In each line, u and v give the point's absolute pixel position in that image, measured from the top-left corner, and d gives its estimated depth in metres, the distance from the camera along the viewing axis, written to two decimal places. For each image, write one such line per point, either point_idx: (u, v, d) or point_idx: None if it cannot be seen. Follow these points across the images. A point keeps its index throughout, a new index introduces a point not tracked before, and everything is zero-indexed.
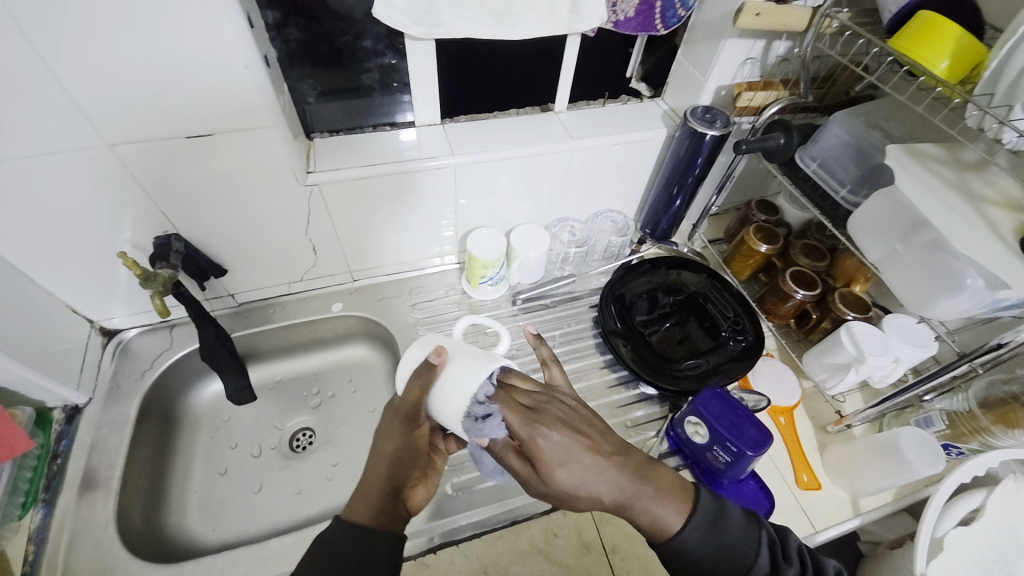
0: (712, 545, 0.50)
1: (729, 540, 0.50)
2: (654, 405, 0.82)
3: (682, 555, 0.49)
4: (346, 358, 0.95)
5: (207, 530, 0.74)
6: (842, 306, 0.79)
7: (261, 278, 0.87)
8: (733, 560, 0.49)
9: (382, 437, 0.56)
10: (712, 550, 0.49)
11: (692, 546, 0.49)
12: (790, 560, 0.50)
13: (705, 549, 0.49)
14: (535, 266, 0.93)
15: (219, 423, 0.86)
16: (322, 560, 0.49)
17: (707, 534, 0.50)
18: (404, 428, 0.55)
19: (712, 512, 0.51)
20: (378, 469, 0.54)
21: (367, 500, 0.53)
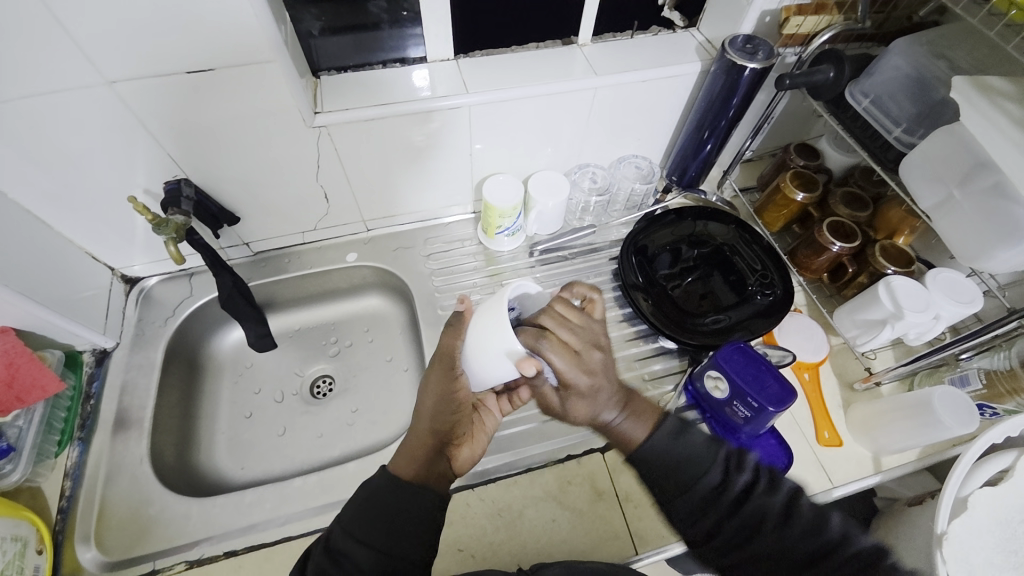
0: (672, 453, 0.52)
1: (687, 450, 0.52)
2: (673, 358, 0.81)
3: (641, 459, 0.53)
4: (362, 308, 0.95)
5: (236, 468, 0.78)
6: (883, 260, 0.74)
7: (274, 227, 0.86)
8: (685, 466, 0.51)
9: (424, 390, 0.59)
10: (665, 458, 0.52)
11: (655, 453, 0.52)
12: (742, 468, 0.51)
13: (660, 455, 0.52)
14: (553, 216, 0.89)
15: (242, 369, 0.88)
16: (368, 512, 0.51)
17: (666, 445, 0.52)
18: (444, 381, 0.58)
19: (674, 429, 0.54)
20: (423, 423, 0.57)
21: (413, 450, 0.55)
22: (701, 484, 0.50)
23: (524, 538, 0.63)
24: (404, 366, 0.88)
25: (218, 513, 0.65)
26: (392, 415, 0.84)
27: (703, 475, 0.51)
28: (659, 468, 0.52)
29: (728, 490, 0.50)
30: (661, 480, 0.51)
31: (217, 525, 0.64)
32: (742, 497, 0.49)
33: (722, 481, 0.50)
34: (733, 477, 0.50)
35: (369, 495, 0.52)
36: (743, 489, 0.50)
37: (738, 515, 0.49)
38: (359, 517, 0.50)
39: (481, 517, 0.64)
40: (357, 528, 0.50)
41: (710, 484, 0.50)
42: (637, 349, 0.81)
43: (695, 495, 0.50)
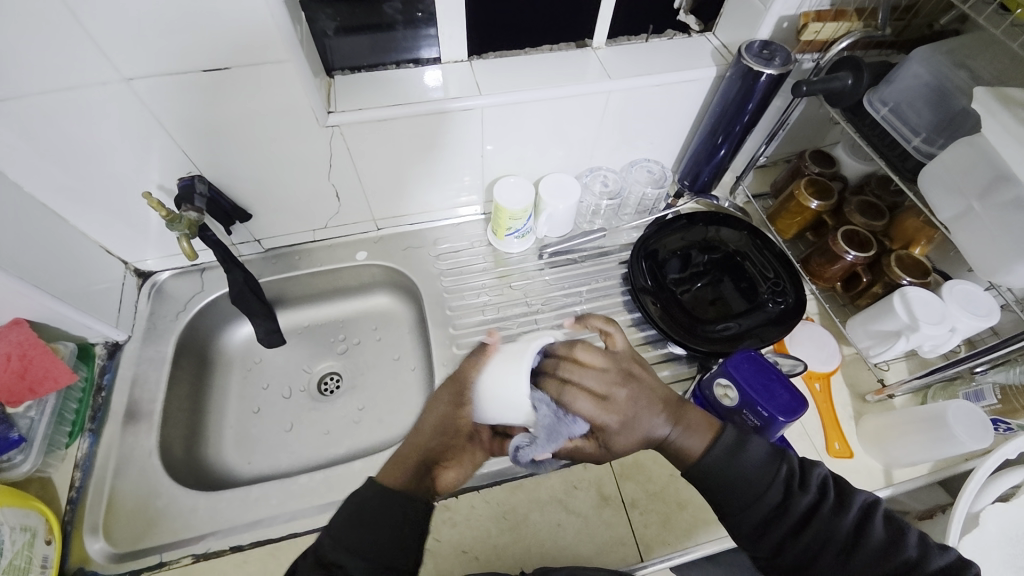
0: (728, 470, 0.50)
1: (747, 470, 0.50)
2: (682, 364, 0.80)
3: (698, 476, 0.51)
4: (371, 306, 0.96)
5: (243, 463, 0.78)
6: (898, 270, 0.73)
7: (285, 224, 0.86)
8: (749, 483, 0.50)
9: (428, 409, 0.57)
10: (726, 476, 0.51)
11: (715, 469, 0.51)
12: (805, 489, 0.50)
13: (723, 473, 0.51)
14: (564, 219, 0.89)
15: (251, 364, 0.89)
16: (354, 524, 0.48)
17: (724, 462, 0.51)
18: (450, 405, 0.56)
19: (732, 443, 0.52)
20: (421, 437, 0.56)
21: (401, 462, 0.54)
22: (763, 503, 0.49)
23: (528, 542, 0.63)
24: (411, 365, 0.89)
25: (225, 508, 0.65)
26: (398, 414, 0.84)
27: (766, 494, 0.49)
28: (718, 489, 0.51)
29: (790, 508, 0.49)
30: (722, 497, 0.51)
31: (224, 519, 0.65)
32: (804, 516, 0.49)
33: (784, 500, 0.49)
34: (796, 494, 0.49)
35: (352, 504, 0.49)
36: (807, 508, 0.49)
37: (803, 533, 0.48)
38: (344, 527, 0.48)
39: (485, 520, 0.64)
40: (342, 539, 0.48)
41: (773, 504, 0.49)
42: (645, 354, 0.81)
43: (755, 514, 0.49)
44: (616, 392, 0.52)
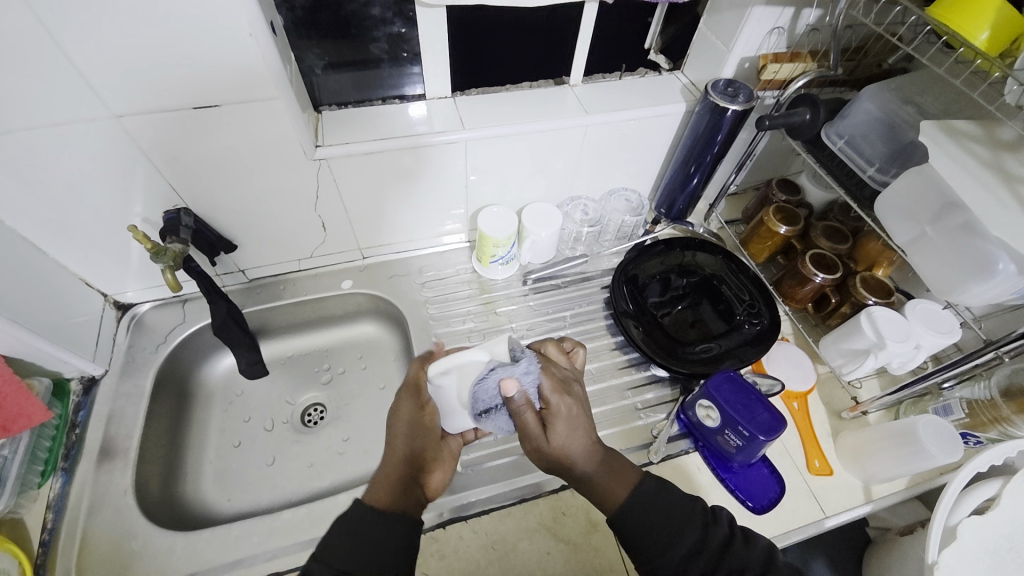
0: (648, 510, 0.52)
1: (661, 511, 0.52)
2: (665, 386, 0.81)
3: (618, 515, 0.52)
4: (356, 335, 0.96)
5: (223, 500, 0.76)
6: (863, 291, 0.77)
7: (270, 254, 0.87)
8: (668, 521, 0.52)
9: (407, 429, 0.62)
10: (643, 516, 0.52)
11: (629, 512, 0.52)
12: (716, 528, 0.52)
13: (643, 511, 0.52)
14: (547, 246, 0.92)
15: (233, 397, 0.87)
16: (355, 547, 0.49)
17: (641, 501, 0.53)
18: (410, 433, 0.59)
19: (651, 487, 0.54)
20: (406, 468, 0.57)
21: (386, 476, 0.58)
22: (684, 538, 0.50)
23: (518, 572, 0.62)
24: (397, 394, 0.88)
25: (205, 547, 0.63)
26: (384, 444, 0.83)
27: (678, 534, 0.51)
28: (636, 533, 0.51)
29: (707, 542, 0.51)
30: (640, 540, 0.51)
31: (202, 560, 0.62)
32: (721, 551, 0.50)
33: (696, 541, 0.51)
34: (711, 529, 0.52)
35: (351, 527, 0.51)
36: (722, 542, 0.51)
37: (721, 568, 0.49)
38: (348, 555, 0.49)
39: (473, 550, 0.63)
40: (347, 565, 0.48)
41: (691, 539, 0.51)
42: (629, 377, 0.82)
43: (674, 553, 0.50)
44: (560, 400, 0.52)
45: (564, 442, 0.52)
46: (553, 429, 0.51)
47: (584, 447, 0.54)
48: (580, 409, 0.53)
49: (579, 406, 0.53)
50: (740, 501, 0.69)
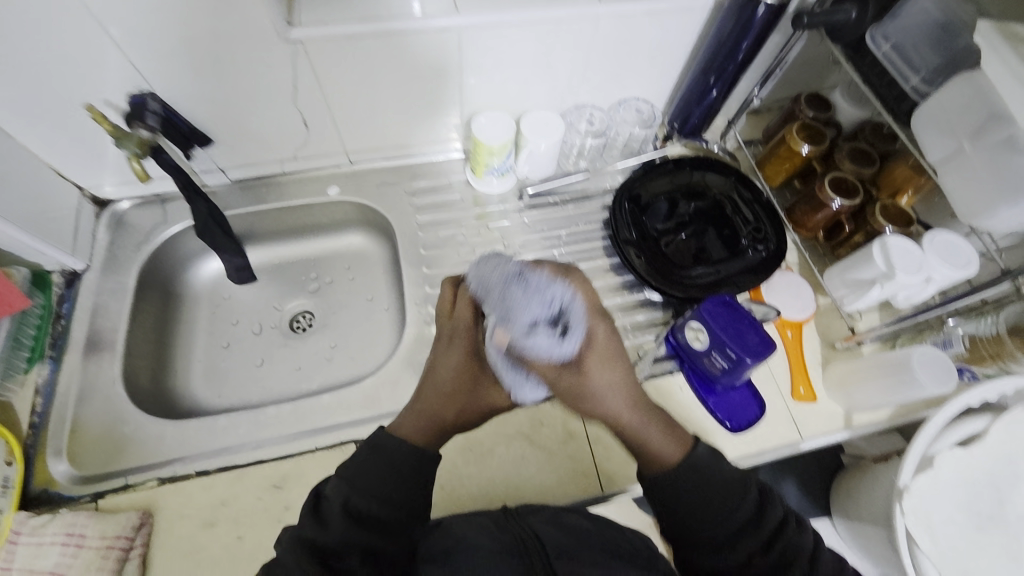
0: (700, 485, 0.50)
1: (722, 481, 0.50)
2: (657, 310, 0.79)
3: (684, 481, 0.50)
4: (343, 245, 0.92)
5: (213, 396, 0.78)
6: (882, 218, 0.71)
7: (251, 153, 0.81)
8: (728, 491, 0.50)
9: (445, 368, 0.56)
10: (710, 478, 0.50)
11: (676, 485, 0.50)
12: (772, 511, 0.50)
13: (706, 477, 0.50)
14: (546, 159, 0.84)
15: (220, 300, 0.87)
16: (377, 464, 0.51)
17: (703, 467, 0.51)
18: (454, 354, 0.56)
19: (705, 456, 0.52)
20: (433, 387, 0.56)
21: (421, 420, 0.55)
22: (737, 520, 0.49)
23: (493, 472, 0.64)
24: (385, 306, 0.87)
25: (189, 435, 0.64)
26: (370, 353, 0.83)
27: (738, 506, 0.49)
28: (683, 504, 0.50)
29: (760, 523, 0.49)
30: (696, 505, 0.49)
31: (188, 447, 0.63)
32: (775, 531, 0.49)
33: (755, 516, 0.49)
34: (766, 509, 0.49)
35: (374, 447, 0.52)
36: (777, 524, 0.50)
37: (771, 552, 0.48)
38: (364, 474, 0.51)
39: (450, 451, 0.64)
40: (360, 480, 0.50)
41: (752, 510, 0.50)
42: (621, 299, 0.80)
43: (722, 527, 0.49)
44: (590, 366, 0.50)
45: (604, 399, 0.51)
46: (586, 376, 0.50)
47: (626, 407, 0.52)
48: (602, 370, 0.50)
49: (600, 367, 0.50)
50: (717, 421, 0.69)
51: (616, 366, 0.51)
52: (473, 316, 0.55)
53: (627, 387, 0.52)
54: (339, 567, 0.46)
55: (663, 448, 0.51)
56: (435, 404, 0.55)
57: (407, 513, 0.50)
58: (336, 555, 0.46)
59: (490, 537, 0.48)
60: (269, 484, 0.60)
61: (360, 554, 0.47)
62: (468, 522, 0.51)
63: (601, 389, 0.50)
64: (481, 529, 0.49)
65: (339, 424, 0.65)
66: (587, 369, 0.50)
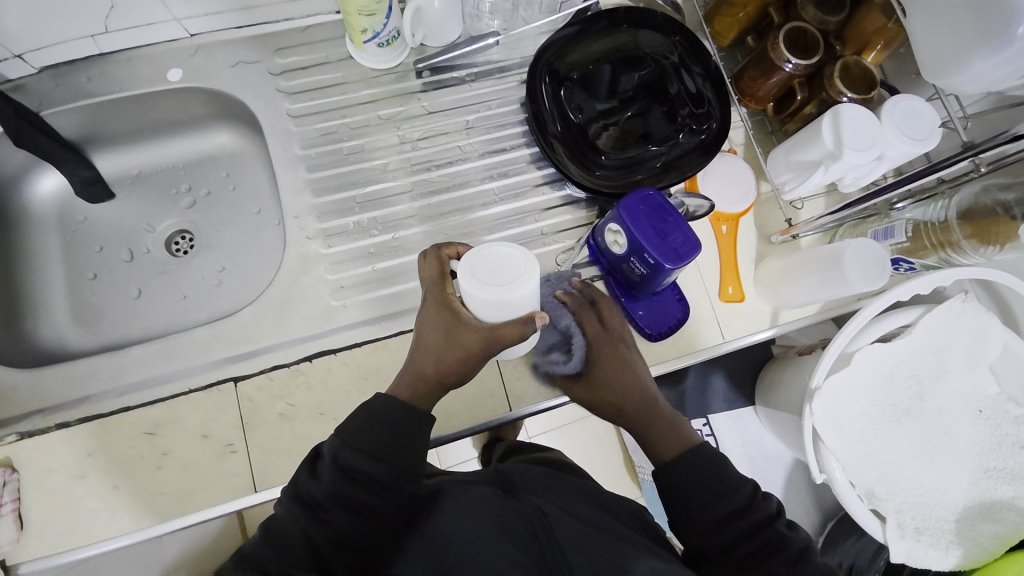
0: (710, 466, 0.50)
1: (715, 473, 0.50)
2: (582, 209, 0.70)
3: (675, 472, 0.50)
4: (214, 147, 0.76)
5: (88, 334, 0.69)
6: (840, 84, 0.59)
7: (44, 25, 0.61)
8: (722, 483, 0.49)
9: (421, 325, 0.50)
10: (704, 471, 0.50)
11: (690, 465, 0.50)
12: (765, 503, 0.49)
13: (701, 470, 0.50)
14: (442, 18, 0.67)
15: (75, 224, 0.73)
16: (367, 426, 0.46)
17: (699, 462, 0.50)
18: (432, 308, 0.49)
19: (706, 457, 0.51)
20: (418, 348, 0.50)
21: (408, 377, 0.50)
22: (739, 506, 0.48)
23: None
24: (275, 219, 0.75)
25: (46, 383, 0.56)
26: (264, 275, 0.73)
27: (728, 497, 0.48)
28: (693, 481, 0.49)
29: (755, 510, 0.48)
30: (688, 490, 0.49)
31: (47, 397, 0.56)
32: (760, 525, 0.47)
33: (742, 508, 0.48)
34: (762, 501, 0.49)
35: (367, 407, 0.47)
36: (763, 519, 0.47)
37: (755, 540, 0.46)
38: (357, 432, 0.45)
39: (344, 382, 0.57)
40: (354, 437, 0.45)
41: (743, 501, 0.48)
42: (542, 198, 0.70)
43: (709, 513, 0.48)
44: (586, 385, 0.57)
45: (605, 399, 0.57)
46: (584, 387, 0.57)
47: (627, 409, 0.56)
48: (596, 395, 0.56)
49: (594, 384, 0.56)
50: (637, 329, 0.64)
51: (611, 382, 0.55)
52: (439, 270, 0.50)
53: (638, 392, 0.55)
54: (327, 524, 0.42)
55: (671, 437, 0.53)
56: (419, 363, 0.50)
57: (400, 478, 0.45)
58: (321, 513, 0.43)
59: (491, 511, 0.45)
60: (141, 431, 0.54)
61: (344, 511, 0.43)
62: (468, 490, 0.48)
63: (615, 394, 0.55)
64: (486, 503, 0.46)
65: (217, 361, 0.58)
66: (588, 385, 0.56)
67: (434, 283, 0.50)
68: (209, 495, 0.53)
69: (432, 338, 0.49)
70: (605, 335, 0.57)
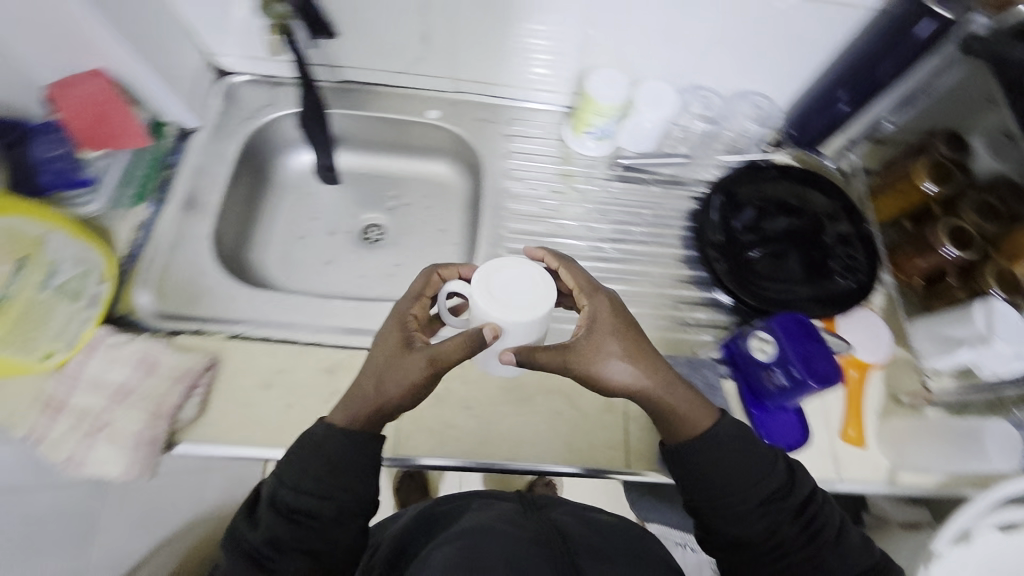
0: (742, 444, 0.53)
1: (760, 461, 0.52)
2: (720, 313, 0.78)
3: (705, 457, 0.52)
4: (426, 171, 0.93)
5: (281, 278, 0.82)
6: (992, 281, 0.67)
7: (367, 56, 0.82)
8: (759, 472, 0.52)
9: (370, 358, 0.52)
10: (745, 454, 0.52)
11: (722, 449, 0.52)
12: (799, 486, 0.53)
13: (737, 451, 0.52)
14: (648, 135, 0.82)
15: (303, 194, 0.90)
16: (301, 459, 0.50)
17: (735, 444, 0.53)
18: (400, 328, 0.52)
19: (733, 428, 0.54)
20: (362, 375, 0.51)
21: (351, 407, 0.51)
22: (782, 487, 0.52)
23: (527, 418, 0.66)
24: (454, 239, 0.89)
25: (262, 302, 0.70)
26: None
27: (763, 480, 0.52)
28: (727, 469, 0.52)
29: (792, 493, 0.52)
30: (722, 471, 0.52)
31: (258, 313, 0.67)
32: (796, 507, 0.52)
33: (775, 489, 0.52)
34: (798, 477, 0.53)
35: (302, 443, 0.51)
36: (801, 499, 0.52)
37: (799, 519, 0.51)
38: (292, 469, 0.50)
39: (494, 384, 0.67)
40: (291, 477, 0.49)
41: (770, 488, 0.52)
42: (687, 293, 0.79)
43: (745, 496, 0.51)
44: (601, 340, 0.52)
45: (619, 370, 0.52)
46: (597, 353, 0.52)
47: (642, 377, 0.52)
48: (614, 348, 0.52)
49: (609, 335, 0.52)
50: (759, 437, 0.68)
51: (643, 343, 0.53)
52: (423, 287, 0.55)
53: (658, 362, 0.53)
54: (275, 564, 0.48)
55: (697, 415, 0.53)
56: (353, 389, 0.51)
57: (334, 513, 0.49)
58: (290, 547, 0.48)
59: (502, 525, 0.51)
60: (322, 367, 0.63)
61: (298, 554, 0.48)
62: (494, 507, 0.55)
63: (611, 363, 0.52)
64: (504, 517, 0.53)
65: None
66: (592, 341, 0.52)
67: (405, 307, 0.53)
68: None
69: (375, 364, 0.51)
70: (590, 286, 0.55)
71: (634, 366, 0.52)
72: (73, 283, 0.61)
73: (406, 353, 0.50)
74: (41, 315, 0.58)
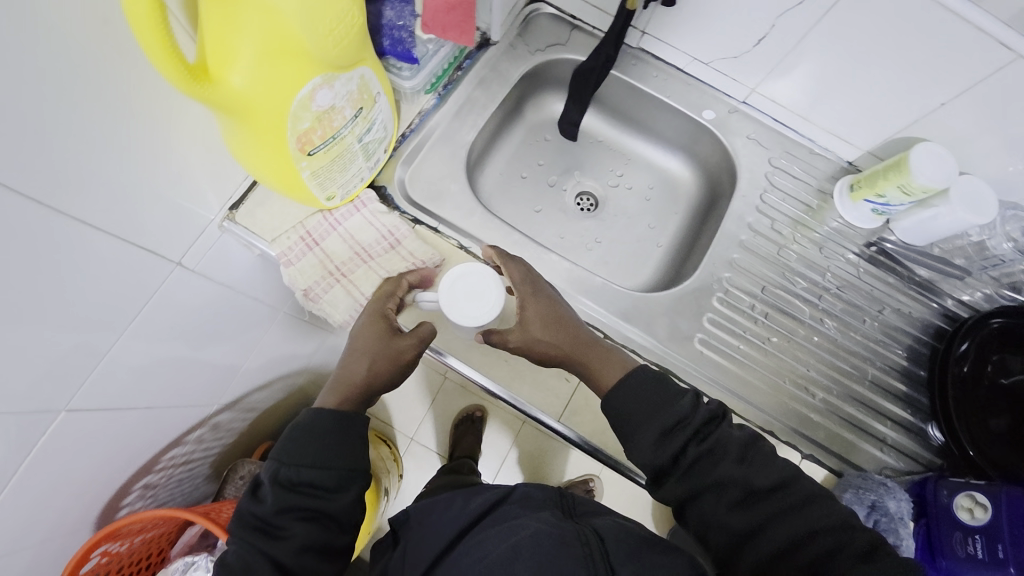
0: (664, 385, 0.54)
1: (646, 397, 0.53)
2: (918, 443, 0.71)
3: (618, 397, 0.54)
4: (662, 164, 0.91)
5: (496, 208, 0.85)
6: None
7: (678, 36, 0.78)
8: (669, 404, 0.53)
9: (351, 345, 0.60)
10: (642, 388, 0.54)
11: (631, 381, 0.54)
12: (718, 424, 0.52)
13: (637, 385, 0.54)
14: (935, 232, 0.73)
15: (541, 137, 0.91)
16: (295, 440, 0.51)
17: (637, 384, 0.54)
18: (371, 314, 0.61)
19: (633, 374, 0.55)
20: (348, 362, 0.58)
21: (339, 394, 0.57)
22: (691, 412, 0.52)
23: None
24: (659, 241, 0.88)
25: (490, 228, 0.74)
26: (623, 269, 0.85)
27: (688, 421, 0.52)
28: (643, 401, 0.53)
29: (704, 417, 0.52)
30: (651, 413, 0.52)
31: None
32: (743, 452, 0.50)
33: (693, 420, 0.52)
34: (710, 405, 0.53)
35: (297, 425, 0.52)
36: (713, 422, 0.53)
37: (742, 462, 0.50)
38: (291, 449, 0.51)
39: None
40: (290, 455, 0.50)
41: (690, 424, 0.51)
42: (891, 406, 0.72)
43: (666, 424, 0.51)
44: (534, 316, 0.60)
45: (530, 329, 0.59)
46: (530, 327, 0.59)
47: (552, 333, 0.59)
48: (529, 307, 0.60)
49: (534, 302, 0.60)
50: None
51: (537, 289, 0.62)
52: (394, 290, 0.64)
53: (574, 328, 0.60)
54: (284, 536, 0.48)
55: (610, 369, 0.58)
56: (345, 373, 0.58)
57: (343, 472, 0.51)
58: (297, 514, 0.49)
59: (528, 523, 0.49)
60: None
61: (302, 522, 0.49)
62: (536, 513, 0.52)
63: (548, 337, 0.59)
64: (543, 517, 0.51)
65: None
66: (535, 324, 0.59)
67: (382, 302, 0.62)
68: (530, 393, 0.69)
69: (363, 347, 0.58)
70: (527, 277, 0.62)
71: (567, 337, 0.59)
72: (372, 145, 0.64)
73: (392, 337, 0.59)
74: (345, 162, 0.61)
